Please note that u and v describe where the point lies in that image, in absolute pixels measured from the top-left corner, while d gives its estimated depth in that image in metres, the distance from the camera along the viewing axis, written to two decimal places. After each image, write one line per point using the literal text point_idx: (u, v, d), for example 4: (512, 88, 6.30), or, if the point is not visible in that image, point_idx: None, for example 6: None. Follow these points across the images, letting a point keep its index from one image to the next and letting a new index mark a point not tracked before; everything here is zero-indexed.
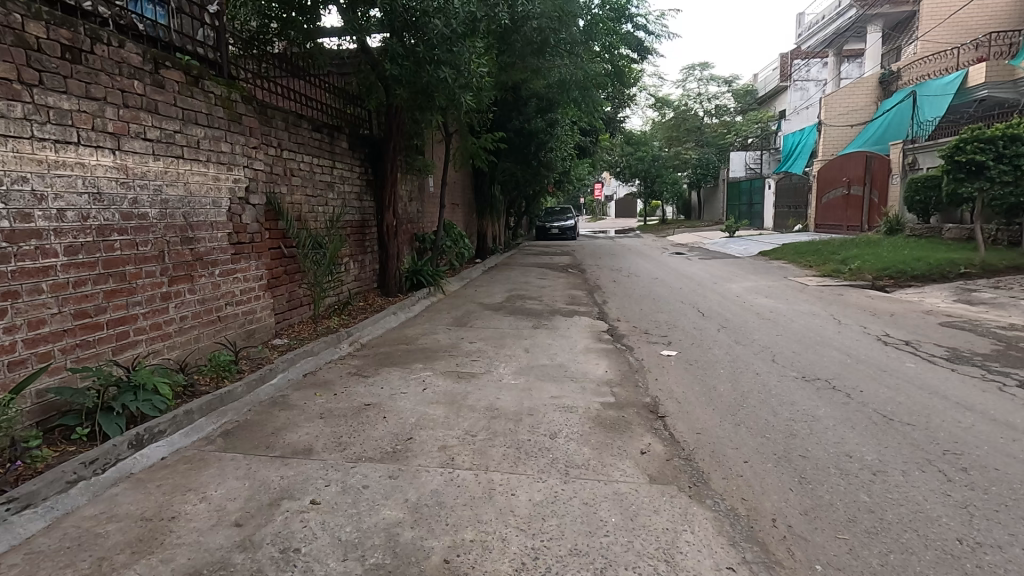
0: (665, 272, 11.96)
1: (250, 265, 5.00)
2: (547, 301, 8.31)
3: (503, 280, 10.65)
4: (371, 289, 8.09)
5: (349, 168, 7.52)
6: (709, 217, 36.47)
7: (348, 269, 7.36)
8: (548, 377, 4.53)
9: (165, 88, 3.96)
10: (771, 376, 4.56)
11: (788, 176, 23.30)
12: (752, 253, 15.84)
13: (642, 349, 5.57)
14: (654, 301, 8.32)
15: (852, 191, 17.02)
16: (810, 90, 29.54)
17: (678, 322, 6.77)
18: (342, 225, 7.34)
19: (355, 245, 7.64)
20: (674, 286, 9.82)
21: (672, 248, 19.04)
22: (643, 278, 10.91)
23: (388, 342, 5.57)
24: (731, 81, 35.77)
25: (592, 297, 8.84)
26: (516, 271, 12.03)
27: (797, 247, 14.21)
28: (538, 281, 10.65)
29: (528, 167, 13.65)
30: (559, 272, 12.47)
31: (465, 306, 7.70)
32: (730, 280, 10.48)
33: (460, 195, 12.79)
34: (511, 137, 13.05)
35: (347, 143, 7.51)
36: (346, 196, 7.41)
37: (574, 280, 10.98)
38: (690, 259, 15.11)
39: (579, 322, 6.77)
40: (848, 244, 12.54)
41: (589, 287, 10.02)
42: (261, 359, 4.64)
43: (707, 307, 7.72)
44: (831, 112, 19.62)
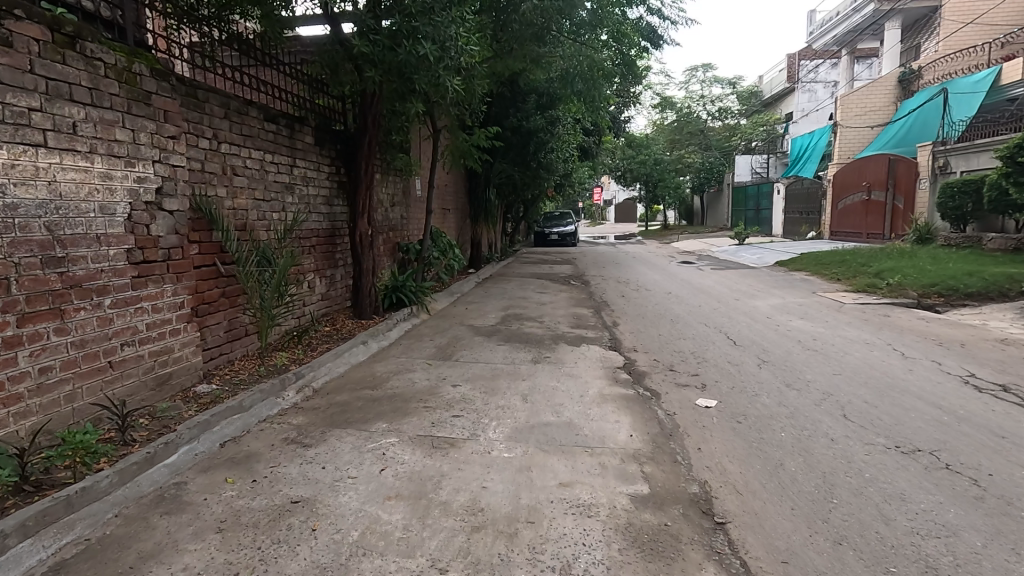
0: (678, 285, 10.83)
1: (164, 290, 3.84)
2: (550, 323, 7.16)
3: (498, 295, 9.49)
4: (342, 309, 6.91)
5: (314, 168, 6.34)
6: (712, 223, 35.36)
7: (312, 287, 6.18)
8: (554, 446, 3.36)
9: (13, 47, 2.80)
10: (852, 443, 3.42)
11: (798, 181, 22.20)
12: (767, 262, 14.67)
13: (671, 394, 4.43)
14: (673, 323, 7.18)
15: (873, 196, 15.98)
16: (817, 93, 28.59)
17: (707, 354, 5.62)
18: (305, 234, 6.16)
19: (321, 259, 6.45)
20: (692, 303, 8.67)
21: (679, 257, 17.86)
22: (655, 293, 9.76)
23: (349, 387, 4.39)
24: (735, 82, 34.67)
25: (601, 317, 7.67)
26: (514, 284, 10.87)
27: (818, 257, 13.07)
28: (538, 296, 9.49)
29: (526, 169, 12.48)
30: (561, 284, 11.31)
31: (454, 330, 6.54)
32: (753, 296, 9.32)
33: (451, 199, 11.62)
34: (508, 136, 11.92)
35: (313, 137, 6.35)
36: (310, 201, 6.23)
37: (578, 294, 9.82)
38: (701, 269, 13.97)
39: (588, 352, 5.62)
40: (877, 254, 11.43)
41: (595, 303, 8.86)
42: (169, 419, 3.47)
43: (737, 332, 6.58)
44: (848, 112, 18.47)
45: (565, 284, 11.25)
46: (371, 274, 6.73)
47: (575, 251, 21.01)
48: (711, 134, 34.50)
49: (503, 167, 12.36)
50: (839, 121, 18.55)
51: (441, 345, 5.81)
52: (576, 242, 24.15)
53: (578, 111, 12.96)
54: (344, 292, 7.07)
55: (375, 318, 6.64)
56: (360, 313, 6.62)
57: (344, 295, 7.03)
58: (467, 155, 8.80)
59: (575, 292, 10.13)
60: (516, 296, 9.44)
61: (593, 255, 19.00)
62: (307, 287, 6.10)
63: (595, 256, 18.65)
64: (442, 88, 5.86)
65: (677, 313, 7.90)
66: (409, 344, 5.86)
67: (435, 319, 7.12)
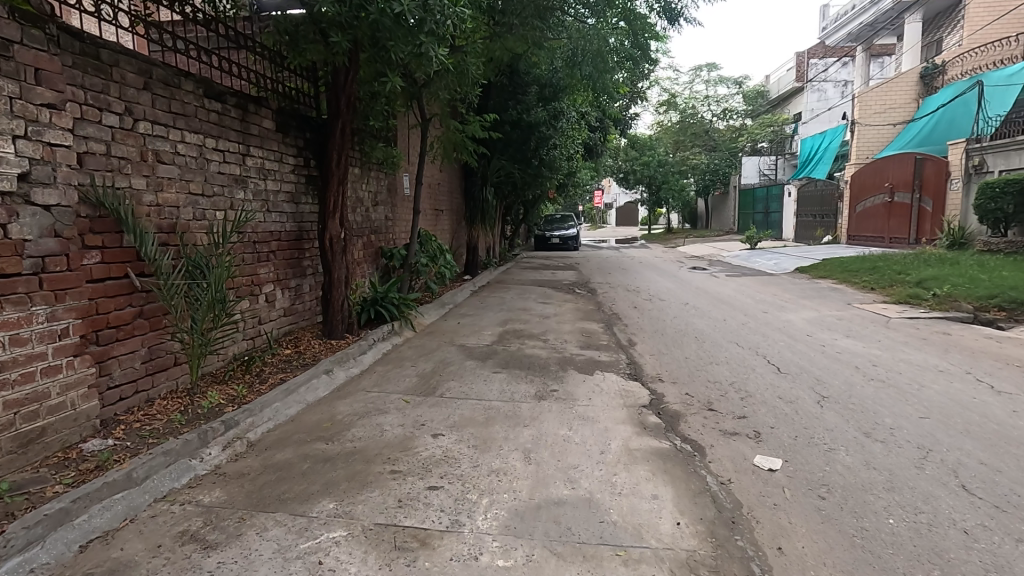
0: (694, 294, 9.80)
1: (34, 314, 2.81)
2: (555, 342, 6.11)
3: (495, 306, 8.45)
4: (309, 326, 5.87)
5: (274, 158, 5.31)
6: (717, 226, 34.40)
7: (269, 301, 5.15)
8: (572, 546, 2.33)
9: None
10: (997, 539, 2.40)
11: (810, 182, 21.21)
12: (786, 268, 13.66)
13: (718, 447, 3.40)
14: (697, 342, 6.15)
15: (895, 198, 15.03)
16: (828, 92, 27.80)
17: (748, 386, 4.58)
18: (262, 237, 5.12)
19: (283, 267, 5.41)
20: (714, 317, 7.62)
21: (688, 262, 16.84)
22: (670, 305, 8.73)
23: (296, 439, 3.35)
24: (741, 82, 33.57)
25: (613, 335, 6.62)
26: (513, 293, 9.85)
27: (843, 263, 12.04)
28: (540, 307, 8.46)
29: (526, 167, 11.45)
30: (565, 293, 10.26)
31: (442, 352, 5.51)
32: (782, 308, 8.30)
33: (443, 201, 10.61)
34: (506, 131, 10.90)
35: (274, 122, 5.32)
36: (269, 197, 5.20)
37: (585, 305, 8.79)
38: (716, 276, 12.96)
39: (603, 384, 4.59)
40: (912, 261, 10.41)
41: (605, 317, 7.81)
42: (20, 500, 2.43)
43: (778, 355, 5.55)
44: (867, 110, 17.46)
45: (569, 293, 10.22)
46: (344, 285, 5.68)
47: (577, 256, 19.99)
48: (716, 135, 33.47)
49: (503, 165, 11.33)
50: (857, 119, 17.56)
51: (425, 375, 4.78)
52: (579, 246, 23.17)
53: (582, 103, 11.97)
54: (314, 305, 6.03)
55: (347, 337, 5.59)
56: (330, 331, 5.56)
57: (313, 309, 5.99)
58: (460, 148, 7.77)
59: (582, 302, 9.10)
60: (514, 307, 8.40)
61: (596, 261, 18.00)
62: (262, 302, 5.07)
63: (599, 261, 17.63)
64: (425, 59, 4.85)
65: (700, 329, 6.87)
66: (386, 371, 4.82)
67: (421, 338, 6.08)
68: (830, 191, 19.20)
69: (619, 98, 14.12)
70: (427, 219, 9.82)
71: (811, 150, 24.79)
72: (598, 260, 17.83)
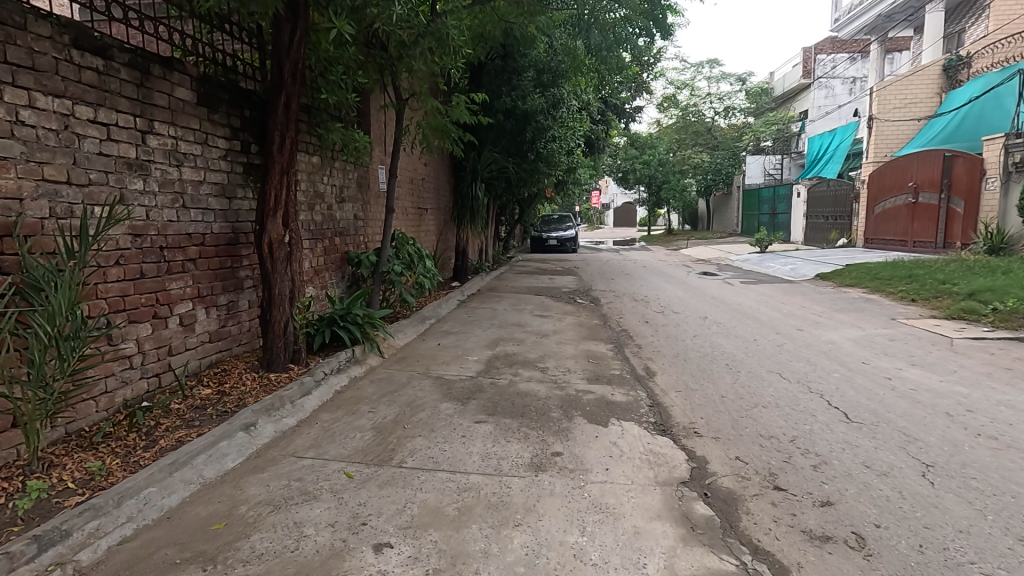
0: (711, 306, 8.64)
1: None
2: (555, 373, 4.93)
3: (485, 320, 7.27)
4: (246, 354, 4.66)
5: (194, 139, 4.10)
6: (720, 228, 33.28)
7: (181, 325, 3.94)
8: None
9: None
10: None
11: (821, 182, 20.09)
12: (805, 274, 12.51)
13: (811, 570, 2.22)
14: (731, 374, 4.99)
15: (920, 199, 13.96)
16: (835, 89, 26.79)
17: (816, 445, 3.41)
18: (177, 242, 3.91)
19: (207, 280, 4.21)
20: (743, 337, 6.45)
21: (696, 266, 15.67)
22: (687, 319, 7.56)
23: (157, 561, 2.14)
24: (745, 78, 32.39)
25: (626, 362, 5.46)
26: (505, 304, 8.67)
27: (871, 270, 10.91)
28: (538, 322, 7.27)
29: (523, 162, 10.26)
30: (566, 303, 9.09)
31: (414, 391, 4.31)
32: (819, 325, 7.13)
33: (427, 199, 9.43)
34: (499, 120, 9.71)
35: (195, 91, 4.11)
36: (184, 189, 3.99)
37: (589, 319, 7.62)
38: (729, 283, 11.80)
39: (623, 443, 3.41)
40: (954, 269, 9.29)
41: (613, 335, 6.64)
42: None
43: (839, 394, 4.37)
44: (886, 105, 16.37)
45: (571, 304, 9.05)
46: (289, 303, 4.46)
47: (576, 259, 18.85)
48: (719, 134, 32.40)
49: (496, 158, 10.13)
50: (876, 115, 16.47)
51: (384, 427, 3.59)
52: (577, 248, 21.98)
53: (584, 91, 10.80)
54: (254, 327, 4.82)
55: (291, 370, 4.37)
56: (268, 362, 4.33)
57: (252, 332, 4.78)
58: (444, 134, 6.58)
59: (586, 315, 7.92)
60: (506, 321, 7.22)
61: (596, 264, 16.85)
62: (172, 326, 3.86)
63: (600, 265, 16.48)
64: None
65: (729, 354, 5.71)
66: (333, 422, 3.62)
67: (390, 368, 4.88)
68: (844, 191, 18.10)
69: (622, 88, 12.95)
70: (407, 219, 8.63)
71: (821, 149, 23.70)
72: (599, 264, 16.69)
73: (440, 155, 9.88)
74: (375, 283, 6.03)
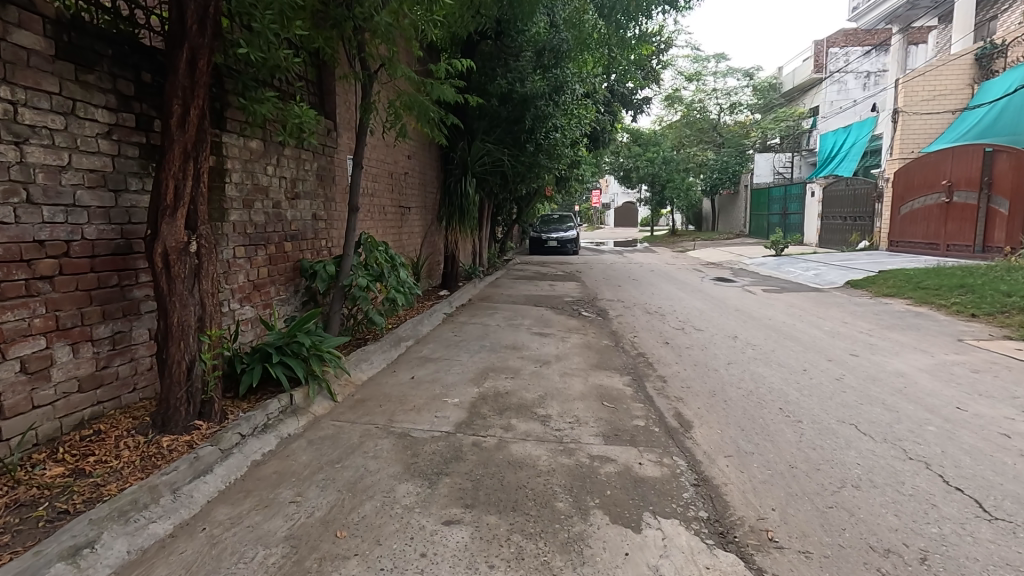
0: (739, 321, 7.45)
1: None
2: (560, 424, 3.74)
3: (475, 342, 6.07)
4: (142, 404, 3.45)
5: (49, 106, 2.89)
6: (725, 228, 32.10)
7: (22, 373, 2.73)
8: None
9: None
10: None
11: (838, 180, 18.91)
12: (832, 280, 11.32)
13: None
14: (790, 425, 3.81)
15: (955, 199, 12.86)
16: (848, 84, 25.60)
17: (965, 570, 2.23)
18: (15, 253, 2.70)
19: (72, 306, 3.00)
20: (789, 365, 5.26)
21: (708, 271, 14.48)
22: (715, 340, 6.38)
23: None
24: (752, 73, 31.16)
25: (650, 404, 4.28)
26: (500, 319, 7.48)
27: (911, 278, 9.72)
28: (538, 343, 6.07)
29: (522, 155, 9.08)
30: (570, 317, 7.90)
31: (366, 459, 3.12)
32: (876, 348, 5.92)
33: (410, 196, 8.25)
34: (494, 107, 8.52)
35: (52, 37, 2.90)
36: (28, 176, 2.77)
37: (599, 339, 6.43)
38: (750, 291, 10.60)
39: (669, 569, 2.23)
40: (1015, 280, 8.10)
41: (629, 363, 5.45)
42: None
43: (953, 465, 3.17)
44: (913, 97, 15.23)
45: (576, 318, 7.86)
46: (195, 337, 3.23)
47: (578, 261, 17.67)
48: (725, 131, 31.21)
49: (492, 150, 8.95)
50: (902, 108, 15.34)
51: (306, 535, 2.38)
52: (578, 250, 20.76)
53: (590, 76, 9.63)
54: (157, 364, 3.60)
55: (195, 432, 3.14)
56: (161, 422, 3.10)
57: (154, 372, 3.57)
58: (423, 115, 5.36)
59: (594, 334, 6.73)
60: (500, 343, 6.03)
61: (600, 268, 15.69)
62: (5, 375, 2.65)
63: (604, 269, 15.31)
64: None
65: (779, 392, 4.53)
66: (230, 526, 2.42)
67: (341, 419, 3.67)
68: (866, 189, 16.92)
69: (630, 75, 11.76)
70: (386, 220, 7.44)
71: (836, 146, 22.52)
72: (603, 269, 15.50)
73: (426, 146, 8.70)
74: (334, 305, 4.89)
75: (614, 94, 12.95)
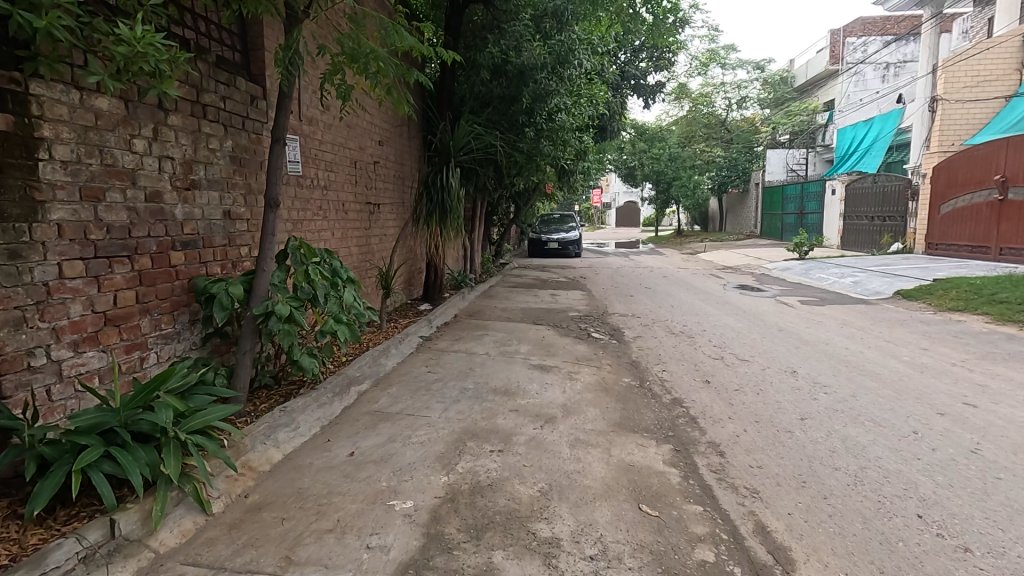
0: (788, 348, 5.93)
1: None
2: (574, 566, 2.21)
3: (451, 385, 4.52)
4: None
5: None
6: (734, 229, 30.58)
7: None
8: None
9: None
10: None
11: (864, 177, 17.41)
12: (877, 289, 9.81)
13: None
14: (952, 560, 2.30)
15: (1009, 197, 11.62)
16: (867, 77, 24.04)
17: None
18: None
19: None
20: (889, 425, 3.74)
21: (728, 277, 12.98)
22: (769, 379, 4.86)
23: None
24: (763, 66, 29.58)
25: (710, 503, 2.77)
26: (490, 344, 5.94)
27: (981, 290, 8.18)
28: (536, 386, 4.53)
29: (519, 143, 7.37)
30: (577, 340, 6.36)
31: None
32: (994, 393, 4.37)
33: (382, 189, 6.81)
34: (484, 80, 7.15)
35: None
36: None
37: (616, 378, 4.90)
38: (786, 303, 9.09)
39: None
40: None
41: (662, 419, 3.93)
42: None
43: None
44: (953, 83, 13.76)
45: (583, 341, 6.32)
46: None
47: (582, 265, 16.18)
48: (734, 127, 29.68)
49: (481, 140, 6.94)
50: (942, 95, 13.85)
51: None
52: (580, 252, 19.25)
53: (599, 50, 8.11)
54: None
55: None
56: None
57: None
58: (376, 69, 3.77)
59: (610, 368, 5.20)
60: (486, 386, 4.48)
61: (606, 273, 14.18)
62: None
63: (611, 274, 13.82)
64: None
65: (898, 477, 3.02)
66: None
67: (198, 560, 2.15)
68: (898, 186, 15.35)
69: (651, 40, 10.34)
70: (348, 219, 5.97)
71: (859, 140, 20.89)
72: (610, 273, 13.96)
73: (403, 127, 7.27)
74: (242, 355, 3.42)
75: (623, 76, 11.40)
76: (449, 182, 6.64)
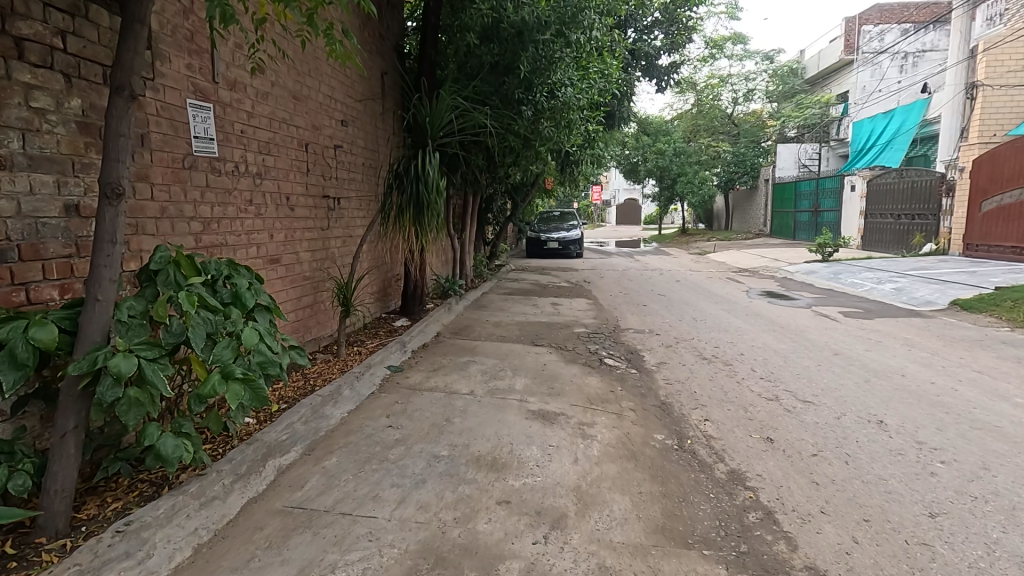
0: (857, 382, 4.65)
1: None
2: None
3: (418, 451, 3.22)
4: None
5: None
6: (741, 227, 29.33)
7: None
8: None
9: None
10: None
11: (887, 173, 16.15)
12: (928, 297, 8.55)
13: None
14: None
15: None
16: (884, 67, 22.77)
17: None
18: None
19: None
20: None
21: (748, 282, 11.71)
22: (853, 436, 3.57)
23: None
24: (772, 57, 28.23)
25: None
26: (476, 378, 4.66)
27: None
28: (537, 453, 3.24)
29: (514, 123, 6.04)
30: (587, 369, 5.07)
31: None
32: None
33: (343, 179, 5.58)
34: (472, 46, 5.83)
35: None
36: None
37: (645, 435, 3.61)
38: (826, 315, 7.81)
39: None
40: None
41: (725, 518, 2.64)
42: None
43: None
44: (996, 67, 12.50)
45: (594, 371, 5.03)
46: None
47: (584, 267, 14.88)
48: (741, 121, 28.40)
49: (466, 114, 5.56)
50: (982, 81, 12.59)
51: None
52: (582, 253, 17.93)
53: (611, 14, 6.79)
54: None
55: None
56: None
57: None
58: None
59: (634, 417, 3.91)
60: (466, 453, 3.19)
61: (612, 276, 12.90)
62: None
63: (618, 278, 12.55)
64: None
65: None
66: None
67: None
68: (930, 181, 14.06)
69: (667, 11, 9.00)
70: (295, 217, 4.70)
71: (880, 133, 19.59)
72: (616, 277, 12.66)
73: (369, 105, 6.07)
74: (55, 437, 2.08)
75: (634, 56, 10.11)
76: (426, 168, 5.20)
